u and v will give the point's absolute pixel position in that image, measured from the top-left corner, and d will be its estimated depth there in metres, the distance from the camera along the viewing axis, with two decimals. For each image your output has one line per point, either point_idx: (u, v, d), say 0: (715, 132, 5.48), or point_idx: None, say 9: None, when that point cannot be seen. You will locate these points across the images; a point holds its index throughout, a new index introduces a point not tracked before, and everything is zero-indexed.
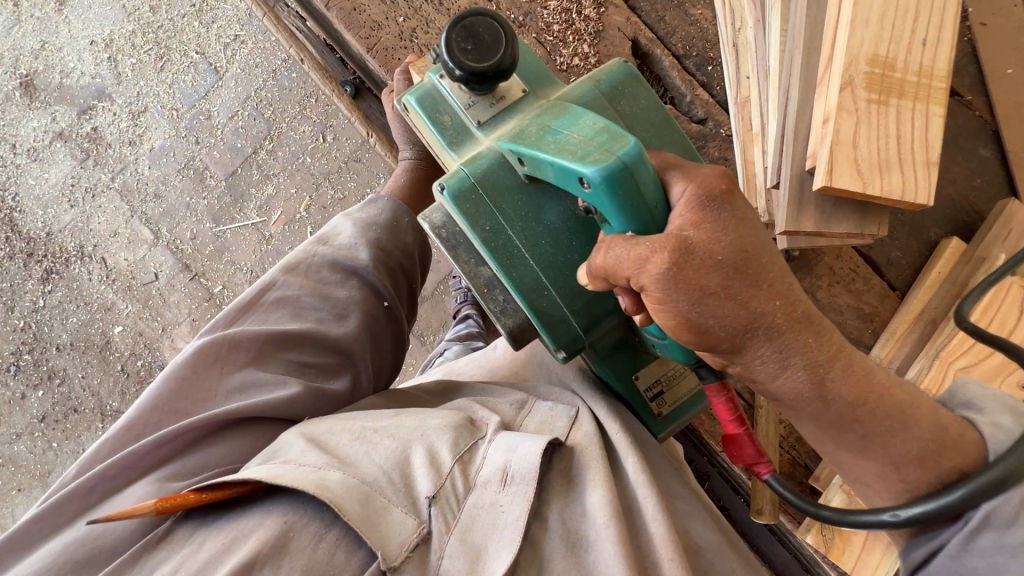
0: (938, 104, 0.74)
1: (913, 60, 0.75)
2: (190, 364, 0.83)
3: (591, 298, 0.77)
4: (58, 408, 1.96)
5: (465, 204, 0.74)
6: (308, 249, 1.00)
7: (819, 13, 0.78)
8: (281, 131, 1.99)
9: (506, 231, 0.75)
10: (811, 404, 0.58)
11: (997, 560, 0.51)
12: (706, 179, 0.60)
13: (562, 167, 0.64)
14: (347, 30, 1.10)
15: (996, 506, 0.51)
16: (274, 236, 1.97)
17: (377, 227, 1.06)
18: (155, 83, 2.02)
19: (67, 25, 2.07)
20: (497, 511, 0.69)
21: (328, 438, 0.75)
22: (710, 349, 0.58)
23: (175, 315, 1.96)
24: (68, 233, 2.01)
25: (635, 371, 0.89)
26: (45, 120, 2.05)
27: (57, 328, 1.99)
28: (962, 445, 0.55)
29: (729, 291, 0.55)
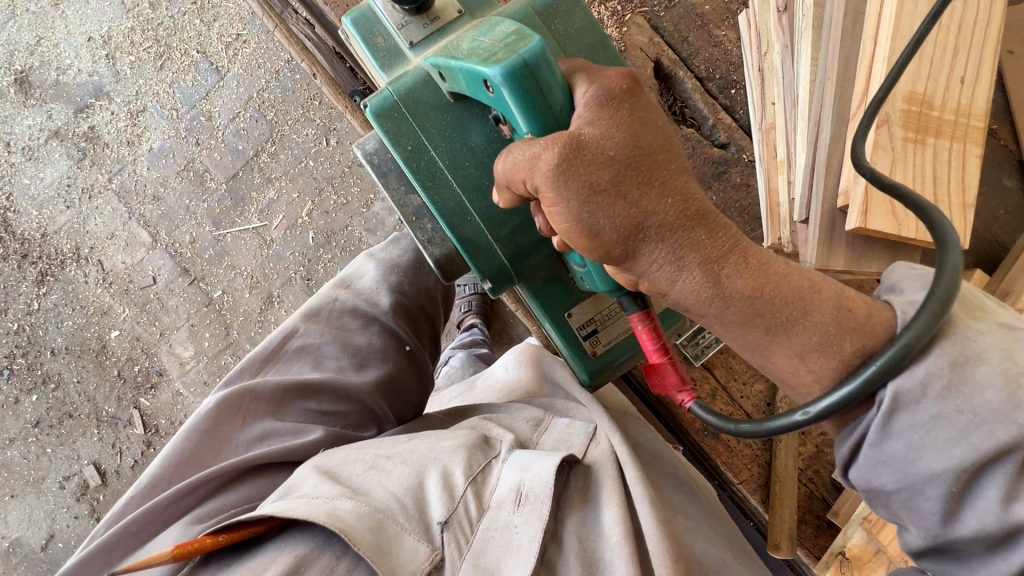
0: (976, 144, 0.72)
1: (950, 99, 0.73)
2: (212, 418, 0.82)
3: (517, 226, 0.81)
4: (53, 413, 1.92)
5: (387, 122, 0.76)
6: (329, 295, 1.00)
7: (853, 48, 0.76)
8: (283, 133, 1.95)
9: (428, 151, 0.78)
10: (710, 307, 0.53)
11: (915, 441, 0.47)
12: (608, 79, 0.59)
13: (469, 70, 0.63)
14: None
15: (901, 383, 0.47)
16: (275, 241, 1.94)
17: (400, 270, 1.06)
18: (154, 82, 1.98)
19: (64, 20, 2.02)
20: (511, 533, 0.66)
21: (342, 469, 0.73)
22: (609, 257, 0.56)
23: (174, 320, 1.93)
24: (64, 235, 1.97)
25: (568, 309, 0.91)
26: (41, 118, 2.00)
27: (52, 331, 1.95)
28: (870, 326, 0.49)
29: (620, 188, 0.53)
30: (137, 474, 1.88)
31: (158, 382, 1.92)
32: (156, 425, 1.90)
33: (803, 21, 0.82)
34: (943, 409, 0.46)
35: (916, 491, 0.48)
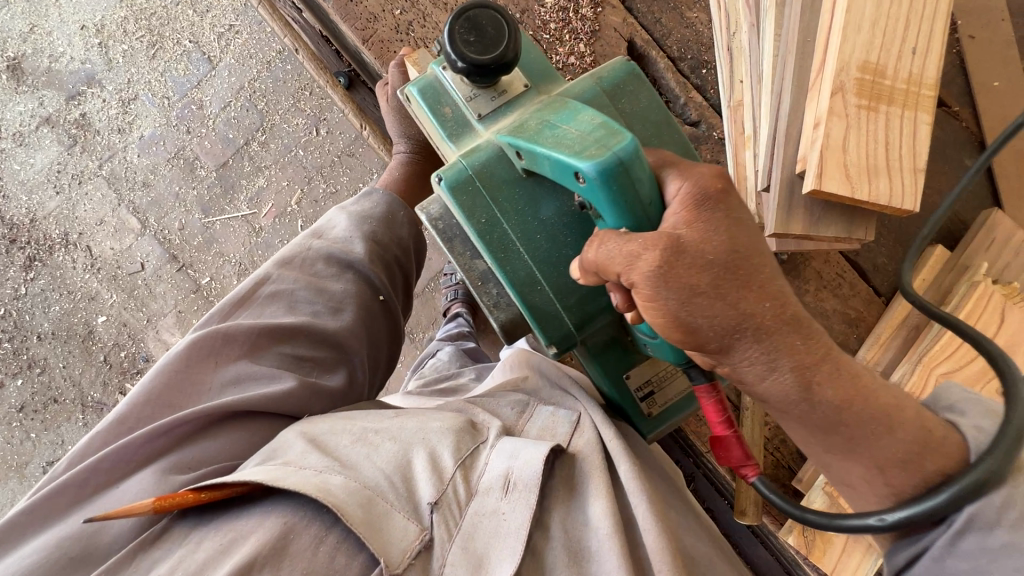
0: (926, 112, 0.75)
1: (902, 69, 0.75)
2: (184, 361, 0.83)
3: (583, 294, 0.77)
4: (38, 398, 1.92)
5: (463, 195, 0.73)
6: (302, 243, 0.99)
7: (812, 19, 0.78)
8: (273, 123, 1.98)
9: (503, 225, 0.74)
10: (795, 408, 0.55)
11: (982, 563, 0.49)
12: (701, 179, 0.59)
13: (558, 161, 0.62)
14: (343, 20, 1.09)
15: (978, 512, 0.50)
16: (264, 229, 1.96)
17: (375, 222, 1.05)
18: (147, 70, 2.00)
19: (58, 9, 2.03)
20: (499, 518, 0.68)
21: (329, 438, 0.74)
22: (700, 349, 0.56)
23: (161, 306, 1.94)
24: (53, 220, 1.97)
25: (626, 371, 0.86)
26: (32, 104, 2.01)
27: (38, 316, 1.95)
28: (948, 447, 0.54)
29: (719, 291, 0.53)
30: None
31: (144, 368, 1.93)
32: None
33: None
34: (1015, 539, 0.49)
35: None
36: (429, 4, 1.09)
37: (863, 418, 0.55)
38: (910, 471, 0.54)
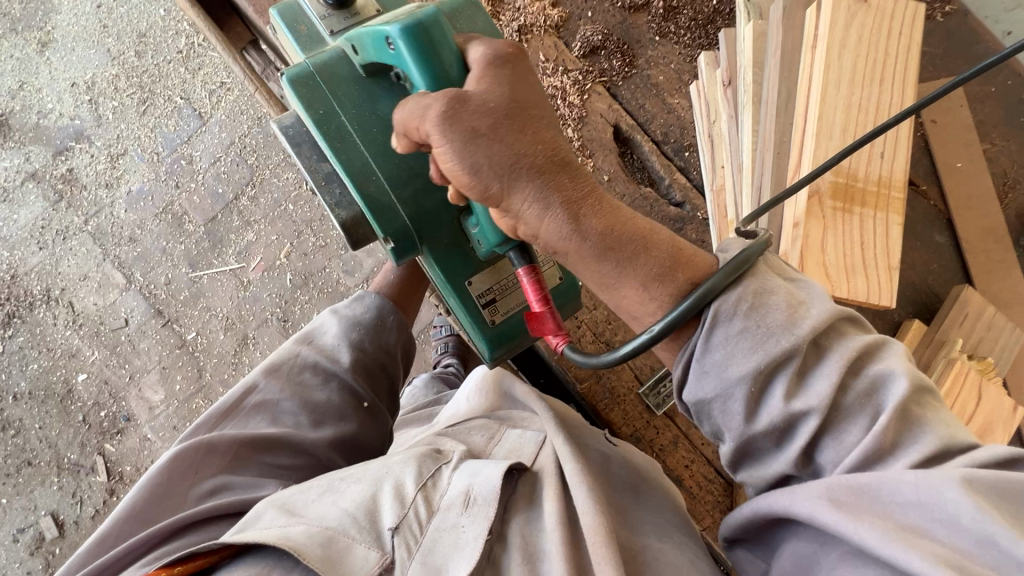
0: (898, 214, 0.72)
1: (873, 171, 0.72)
2: (172, 472, 0.84)
3: (418, 188, 0.80)
4: (11, 461, 1.86)
5: (302, 88, 0.77)
6: (290, 351, 0.99)
7: (788, 120, 0.79)
8: (263, 178, 2.00)
9: (339, 117, 0.78)
10: (571, 242, 0.56)
11: (730, 350, 0.51)
12: (495, 47, 0.63)
13: (375, 34, 0.66)
14: None
15: (722, 303, 0.52)
16: (252, 282, 1.96)
17: (362, 327, 1.03)
18: (137, 126, 2.01)
19: (49, 67, 2.03)
20: (458, 531, 0.66)
21: (297, 501, 0.74)
22: (484, 199, 0.59)
23: (144, 362, 1.92)
24: (35, 276, 1.94)
25: (468, 277, 0.86)
26: (19, 160, 1.99)
27: (16, 375, 1.90)
28: (695, 263, 0.56)
29: (497, 134, 0.57)
30: (98, 524, 1.82)
31: (125, 428, 1.89)
32: (120, 472, 1.85)
33: (744, 96, 0.87)
34: (749, 322, 0.51)
35: (727, 395, 0.51)
36: None
37: (624, 240, 0.56)
38: (666, 283, 0.55)
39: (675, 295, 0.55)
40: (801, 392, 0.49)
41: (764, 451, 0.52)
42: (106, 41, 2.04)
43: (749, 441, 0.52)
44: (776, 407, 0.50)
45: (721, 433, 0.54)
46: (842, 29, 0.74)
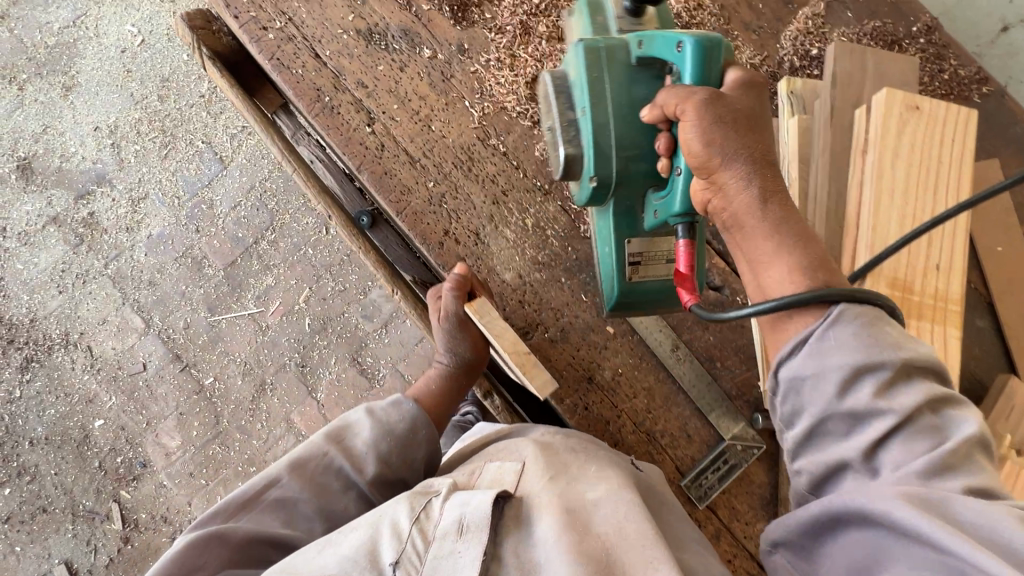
0: (955, 329, 0.70)
1: (928, 284, 0.71)
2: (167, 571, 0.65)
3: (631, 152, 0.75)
4: (25, 508, 1.84)
5: (591, 52, 0.74)
6: (317, 449, 0.82)
7: (838, 222, 0.78)
8: (283, 222, 2.01)
9: (603, 80, 0.75)
10: (753, 215, 0.59)
11: (856, 341, 0.49)
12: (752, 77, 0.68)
13: (668, 36, 0.69)
14: (377, 194, 0.95)
15: (850, 304, 0.52)
16: (270, 327, 1.96)
17: (393, 438, 0.85)
18: (159, 170, 2.02)
19: (72, 110, 2.04)
20: (455, 559, 0.59)
21: (294, 562, 0.62)
22: (698, 165, 0.62)
23: (162, 408, 1.91)
24: (54, 320, 1.94)
25: (628, 237, 0.82)
26: (40, 203, 1.99)
27: (32, 421, 1.89)
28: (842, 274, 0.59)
29: (732, 124, 0.61)
30: (112, 572, 1.80)
31: (141, 474, 1.87)
32: (135, 519, 1.84)
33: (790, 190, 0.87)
34: (868, 321, 0.51)
35: (824, 375, 0.50)
36: (461, 176, 0.96)
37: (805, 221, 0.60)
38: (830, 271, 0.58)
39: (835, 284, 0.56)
40: (888, 396, 0.48)
41: (838, 436, 0.51)
42: (129, 86, 2.05)
43: (827, 421, 0.50)
44: (862, 400, 0.48)
45: (803, 409, 0.52)
46: (895, 135, 0.74)
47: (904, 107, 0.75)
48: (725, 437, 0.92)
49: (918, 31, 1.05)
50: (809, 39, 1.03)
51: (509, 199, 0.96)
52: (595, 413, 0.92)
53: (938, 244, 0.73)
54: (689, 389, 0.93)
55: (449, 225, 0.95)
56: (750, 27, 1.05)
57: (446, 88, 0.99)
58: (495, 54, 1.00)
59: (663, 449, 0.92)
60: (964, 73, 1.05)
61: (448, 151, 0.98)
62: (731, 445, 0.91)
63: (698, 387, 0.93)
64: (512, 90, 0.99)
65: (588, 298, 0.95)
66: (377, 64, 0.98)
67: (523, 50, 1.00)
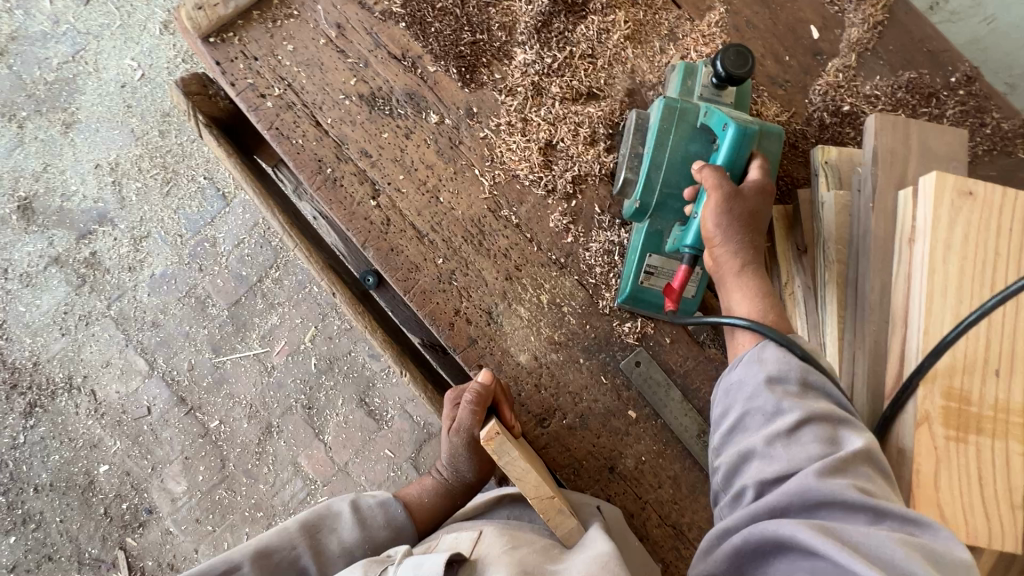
0: (1018, 442, 0.64)
1: (986, 392, 0.65)
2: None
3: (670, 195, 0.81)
4: (31, 556, 1.81)
5: (667, 109, 0.81)
6: (288, 536, 0.80)
7: (882, 317, 0.72)
8: (287, 259, 1.96)
9: (667, 136, 0.81)
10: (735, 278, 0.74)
11: (772, 358, 0.67)
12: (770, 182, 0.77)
13: (723, 116, 0.76)
14: (383, 272, 0.90)
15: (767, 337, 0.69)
16: (276, 367, 1.92)
17: (369, 545, 0.83)
18: (160, 208, 1.98)
19: (72, 148, 2.00)
20: None
21: None
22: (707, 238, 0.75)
23: (167, 452, 1.88)
24: (57, 363, 1.91)
25: (652, 253, 0.84)
26: (41, 244, 1.96)
27: (37, 467, 1.86)
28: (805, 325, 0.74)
29: (735, 214, 0.73)
30: None
31: (147, 521, 1.84)
32: (142, 567, 1.81)
33: (826, 273, 0.80)
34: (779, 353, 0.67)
35: (739, 384, 0.67)
36: (472, 250, 0.90)
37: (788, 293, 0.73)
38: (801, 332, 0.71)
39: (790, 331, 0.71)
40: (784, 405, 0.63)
41: (750, 434, 0.64)
42: (130, 122, 2.01)
43: (745, 416, 0.65)
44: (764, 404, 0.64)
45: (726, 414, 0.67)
46: (946, 224, 0.67)
47: (957, 193, 0.68)
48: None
49: (956, 82, 0.98)
50: (840, 94, 0.97)
51: (523, 274, 0.91)
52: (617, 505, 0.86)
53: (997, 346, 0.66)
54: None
55: (459, 304, 0.89)
56: (776, 81, 0.98)
57: (454, 156, 0.93)
58: (505, 117, 0.94)
59: (691, 543, 0.86)
60: (1007, 126, 0.98)
61: (457, 223, 0.92)
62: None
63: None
64: (524, 157, 0.93)
65: (607, 379, 0.89)
66: (382, 131, 0.93)
67: (535, 113, 0.94)
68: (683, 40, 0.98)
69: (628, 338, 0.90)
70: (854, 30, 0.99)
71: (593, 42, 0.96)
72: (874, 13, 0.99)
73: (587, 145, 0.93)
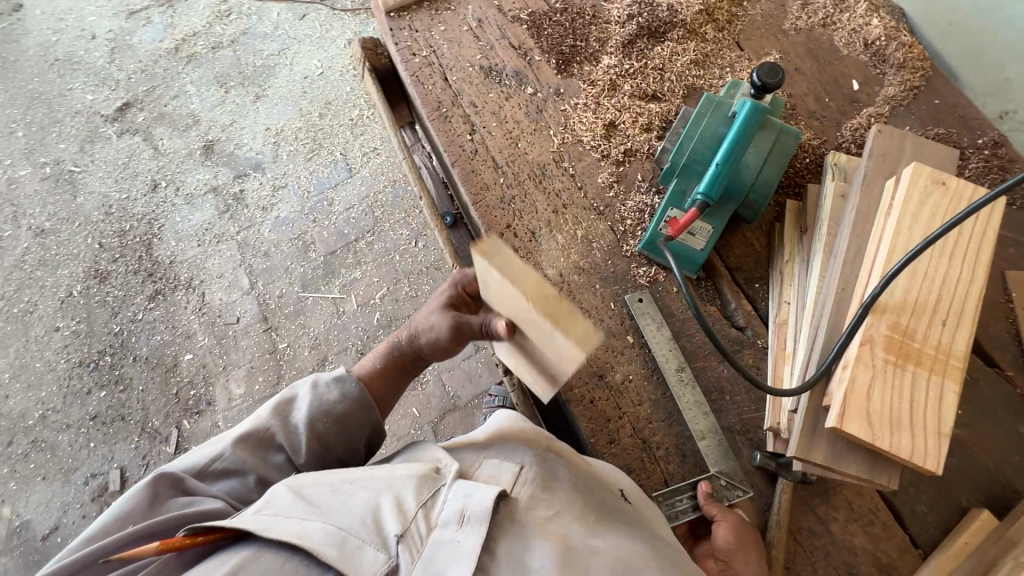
0: (954, 381, 0.72)
1: (931, 335, 0.75)
2: (138, 504, 0.77)
3: (695, 160, 1.02)
4: (110, 412, 2.13)
5: (705, 100, 1.04)
6: (263, 422, 0.90)
7: (853, 271, 0.84)
8: (382, 228, 2.32)
9: (701, 118, 1.03)
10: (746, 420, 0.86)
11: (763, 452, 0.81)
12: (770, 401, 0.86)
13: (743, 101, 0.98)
14: (461, 185, 1.16)
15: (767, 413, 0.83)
16: (346, 312, 2.21)
17: (331, 418, 0.91)
18: (301, 169, 2.46)
19: (255, 114, 2.57)
20: (455, 546, 0.71)
21: (314, 492, 0.75)
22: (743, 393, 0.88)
23: (238, 357, 2.18)
24: (186, 266, 2.34)
25: (673, 204, 1.03)
26: (208, 176, 2.48)
27: (142, 341, 2.23)
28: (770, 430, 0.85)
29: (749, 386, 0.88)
30: None
31: (204, 410, 2.12)
32: (186, 448, 2.06)
33: (818, 243, 0.94)
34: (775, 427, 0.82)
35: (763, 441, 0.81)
36: (532, 185, 1.15)
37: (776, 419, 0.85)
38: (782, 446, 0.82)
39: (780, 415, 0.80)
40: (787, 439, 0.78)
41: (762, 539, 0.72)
42: (301, 102, 2.57)
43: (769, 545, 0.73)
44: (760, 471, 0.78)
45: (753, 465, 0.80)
46: (916, 203, 0.82)
47: (929, 182, 0.83)
48: (717, 470, 0.93)
49: (981, 143, 1.12)
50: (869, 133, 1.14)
51: (568, 211, 1.13)
52: (598, 408, 0.98)
53: (949, 302, 0.76)
54: (688, 420, 0.97)
55: (512, 221, 1.12)
56: (814, 114, 1.18)
57: (538, 118, 1.21)
58: (583, 99, 1.21)
59: (656, 459, 0.95)
60: None
61: (527, 166, 1.18)
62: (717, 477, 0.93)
63: (697, 420, 0.96)
64: (591, 128, 1.19)
65: (615, 307, 1.05)
66: (489, 92, 1.24)
67: (607, 101, 1.21)
68: (739, 72, 1.22)
69: (641, 279, 1.07)
70: (891, 88, 1.18)
71: (666, 59, 1.22)
72: (911, 79, 1.18)
73: (643, 130, 1.17)
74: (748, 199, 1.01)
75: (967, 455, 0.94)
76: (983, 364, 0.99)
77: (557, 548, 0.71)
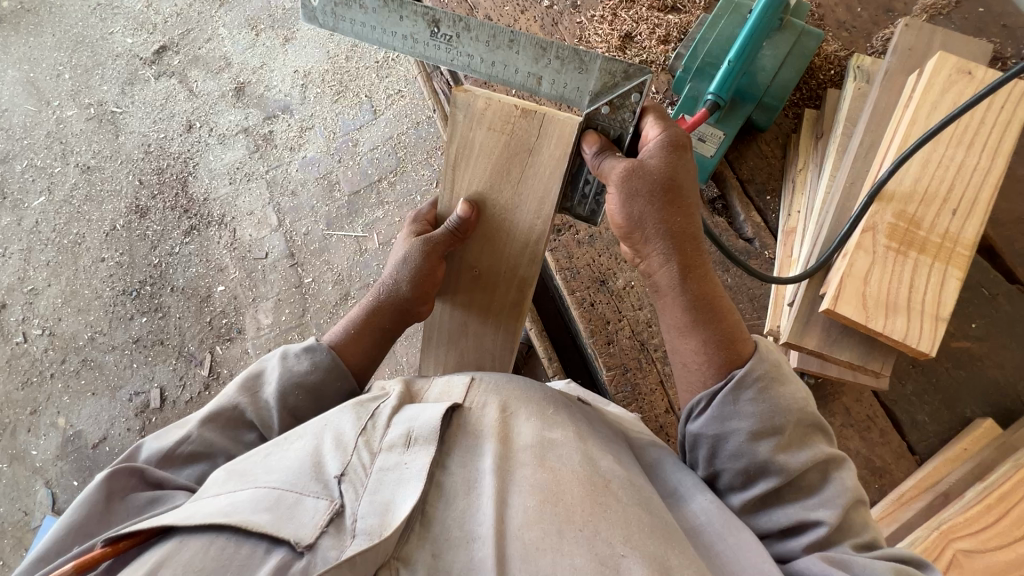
0: (957, 268, 0.74)
1: (938, 225, 0.76)
2: (85, 514, 0.62)
3: (708, 65, 1.00)
4: (150, 335, 2.10)
5: (724, 5, 1.01)
6: (228, 401, 0.78)
7: (862, 169, 0.83)
8: (405, 169, 2.22)
9: (718, 22, 1.00)
10: (667, 220, 0.73)
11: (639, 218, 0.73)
12: (668, 135, 0.74)
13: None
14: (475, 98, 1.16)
15: (640, 163, 0.72)
16: (369, 251, 2.14)
17: (303, 390, 0.79)
18: (327, 110, 2.33)
19: (284, 56, 2.42)
20: (403, 468, 0.57)
21: (245, 461, 0.61)
22: (675, 191, 0.73)
23: (266, 290, 2.14)
24: (218, 203, 2.26)
25: (687, 111, 1.01)
26: (239, 117, 2.36)
27: (178, 272, 2.17)
28: (683, 183, 0.74)
29: (674, 159, 0.73)
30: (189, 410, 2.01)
31: (235, 337, 2.09)
32: (219, 372, 2.04)
33: (832, 145, 0.92)
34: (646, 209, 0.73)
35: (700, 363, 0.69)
36: None
37: (677, 180, 0.73)
38: (672, 207, 0.73)
39: (650, 182, 0.72)
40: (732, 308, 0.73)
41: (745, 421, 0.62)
42: (328, 45, 2.42)
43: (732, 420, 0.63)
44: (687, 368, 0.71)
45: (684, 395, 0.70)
46: (936, 93, 0.79)
47: (954, 71, 0.79)
48: (584, 90, 0.76)
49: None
50: None
51: None
52: (599, 310, 1.01)
53: (960, 194, 0.77)
54: (503, 68, 0.78)
55: None
56: (843, 25, 1.11)
57: (553, 31, 1.19)
58: (600, 11, 1.18)
59: (653, 361, 0.98)
60: None
61: None
62: (597, 110, 0.77)
63: (513, 63, 0.78)
64: (606, 40, 1.16)
65: None
66: (505, 5, 1.22)
67: (625, 12, 1.17)
68: None
69: None
70: None
71: None
72: None
73: (660, 42, 1.15)
74: (762, 102, 0.99)
75: (976, 369, 0.92)
76: (1005, 281, 0.95)
77: (508, 452, 0.60)
